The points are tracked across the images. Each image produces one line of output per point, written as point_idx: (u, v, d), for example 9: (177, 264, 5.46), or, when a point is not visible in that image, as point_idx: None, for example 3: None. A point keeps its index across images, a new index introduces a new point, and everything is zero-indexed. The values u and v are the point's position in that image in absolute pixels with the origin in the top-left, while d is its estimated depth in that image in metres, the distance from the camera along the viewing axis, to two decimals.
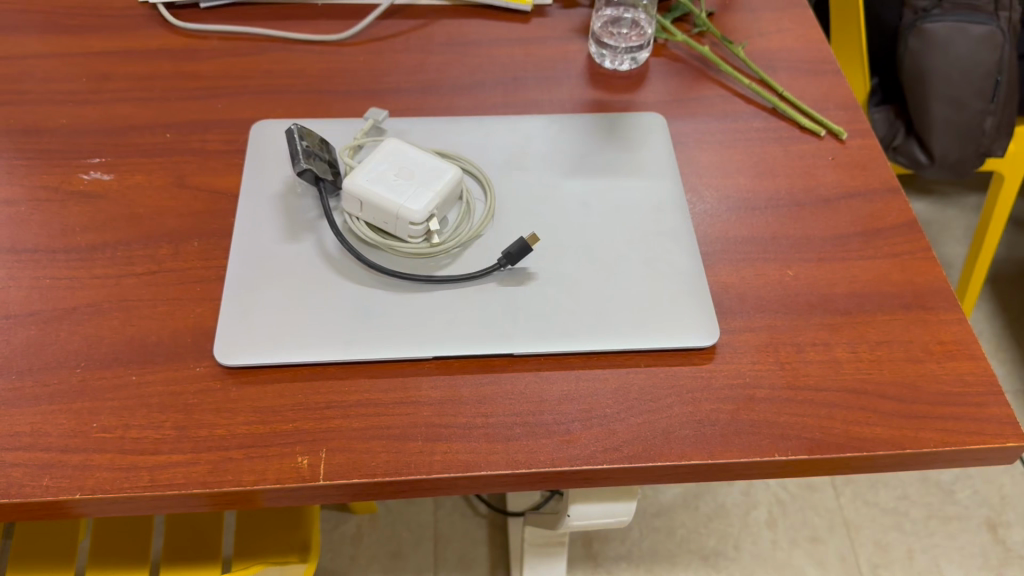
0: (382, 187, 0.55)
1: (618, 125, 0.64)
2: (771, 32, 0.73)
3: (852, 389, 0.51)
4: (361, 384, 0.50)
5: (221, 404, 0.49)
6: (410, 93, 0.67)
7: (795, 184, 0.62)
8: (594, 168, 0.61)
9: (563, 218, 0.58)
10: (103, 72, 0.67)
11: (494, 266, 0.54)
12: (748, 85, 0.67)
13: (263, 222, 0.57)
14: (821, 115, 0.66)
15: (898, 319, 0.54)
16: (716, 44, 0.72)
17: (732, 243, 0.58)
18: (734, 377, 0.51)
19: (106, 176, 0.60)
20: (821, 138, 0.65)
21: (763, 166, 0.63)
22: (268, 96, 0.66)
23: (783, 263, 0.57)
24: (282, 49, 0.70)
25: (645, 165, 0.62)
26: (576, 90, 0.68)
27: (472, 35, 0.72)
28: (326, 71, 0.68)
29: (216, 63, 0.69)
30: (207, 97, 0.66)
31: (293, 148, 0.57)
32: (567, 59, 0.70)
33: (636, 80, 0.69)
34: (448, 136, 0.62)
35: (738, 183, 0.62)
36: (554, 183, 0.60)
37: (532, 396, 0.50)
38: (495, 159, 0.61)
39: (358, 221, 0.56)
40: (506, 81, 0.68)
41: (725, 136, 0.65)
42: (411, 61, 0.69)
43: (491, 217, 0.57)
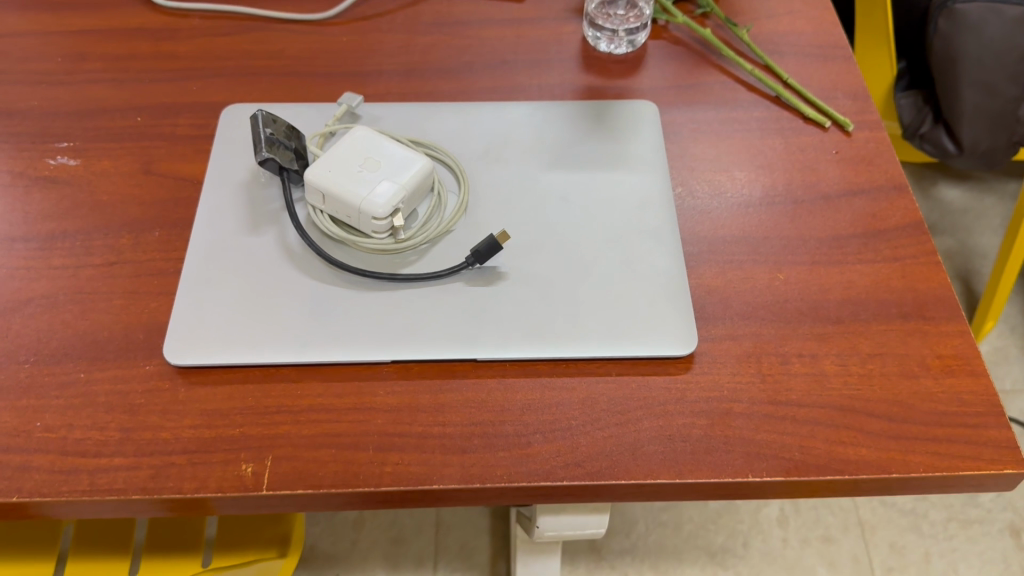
0: (346, 179, 0.52)
1: (608, 112, 0.60)
2: (781, 14, 0.68)
3: (838, 406, 0.47)
4: (314, 388, 0.48)
5: (168, 405, 0.47)
6: (391, 77, 0.64)
7: (793, 180, 0.58)
8: (578, 158, 0.57)
9: (540, 213, 0.54)
10: (79, 51, 0.65)
11: (462, 264, 0.51)
12: (750, 71, 0.63)
13: (225, 213, 0.54)
14: (827, 104, 0.62)
15: (894, 329, 0.50)
16: (720, 26, 0.67)
17: (720, 242, 0.54)
18: (711, 390, 0.48)
19: (72, 160, 0.58)
20: (826, 129, 0.61)
21: (761, 159, 0.59)
22: (245, 79, 0.64)
23: (774, 265, 0.53)
24: (263, 29, 0.67)
25: (632, 155, 0.57)
26: (567, 76, 0.64)
27: (462, 15, 0.68)
28: (307, 52, 0.65)
29: (195, 43, 0.66)
30: (182, 79, 0.63)
31: (255, 135, 0.53)
32: (561, 42, 0.67)
33: (632, 65, 0.65)
34: (426, 123, 0.59)
35: (733, 178, 0.58)
36: (534, 175, 0.56)
37: (494, 405, 0.47)
38: (472, 148, 0.57)
39: (321, 214, 0.53)
40: (494, 66, 0.65)
41: (722, 126, 0.61)
42: (397, 42, 0.66)
43: (463, 211, 0.54)
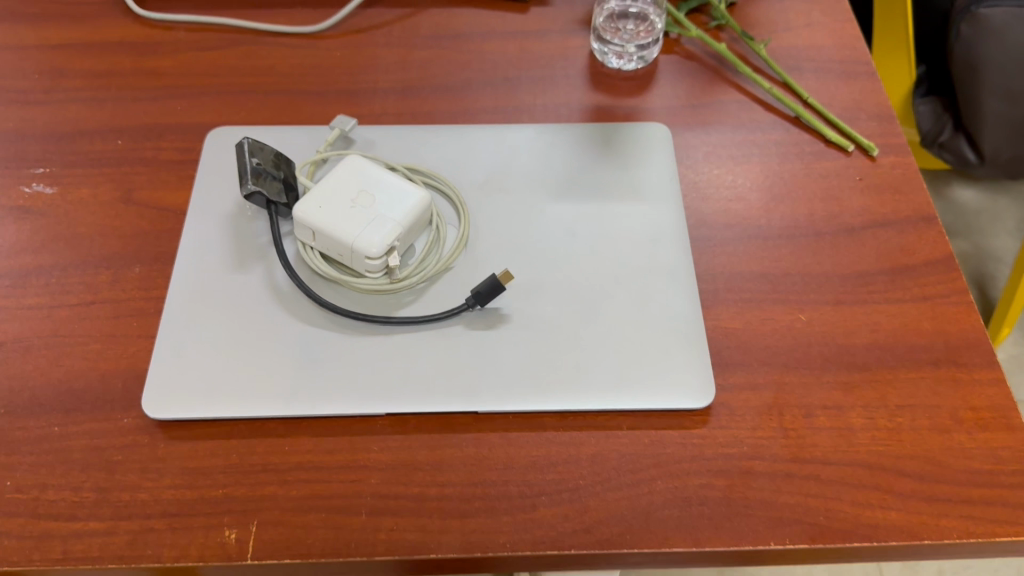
0: (337, 214, 0.48)
1: (617, 134, 0.57)
2: (800, 26, 0.65)
3: (865, 464, 0.44)
4: (304, 445, 0.44)
5: (147, 463, 0.44)
6: (387, 96, 0.60)
7: (815, 210, 0.54)
8: (585, 187, 0.54)
9: (545, 248, 0.51)
10: (57, 67, 0.62)
11: (462, 307, 0.48)
12: (768, 90, 0.59)
13: (209, 248, 0.51)
14: (849, 127, 0.58)
15: (924, 377, 0.47)
16: (735, 39, 0.64)
17: (738, 279, 0.51)
18: (730, 447, 0.44)
19: (48, 188, 0.55)
20: (849, 154, 0.57)
21: (780, 187, 0.56)
22: (232, 97, 0.60)
23: (795, 306, 0.50)
24: (253, 42, 0.63)
25: (643, 185, 0.54)
26: (573, 96, 0.61)
27: (463, 27, 0.65)
28: (298, 67, 0.62)
29: (179, 57, 0.62)
30: (166, 98, 0.60)
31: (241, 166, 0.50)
32: (567, 57, 0.63)
33: (642, 82, 0.62)
34: (424, 149, 0.55)
35: (750, 207, 0.54)
36: (538, 206, 0.53)
37: (496, 464, 0.44)
38: (473, 176, 0.54)
39: (311, 250, 0.49)
40: (497, 84, 0.61)
41: (738, 150, 0.57)
42: (394, 57, 0.63)
43: (463, 247, 0.50)
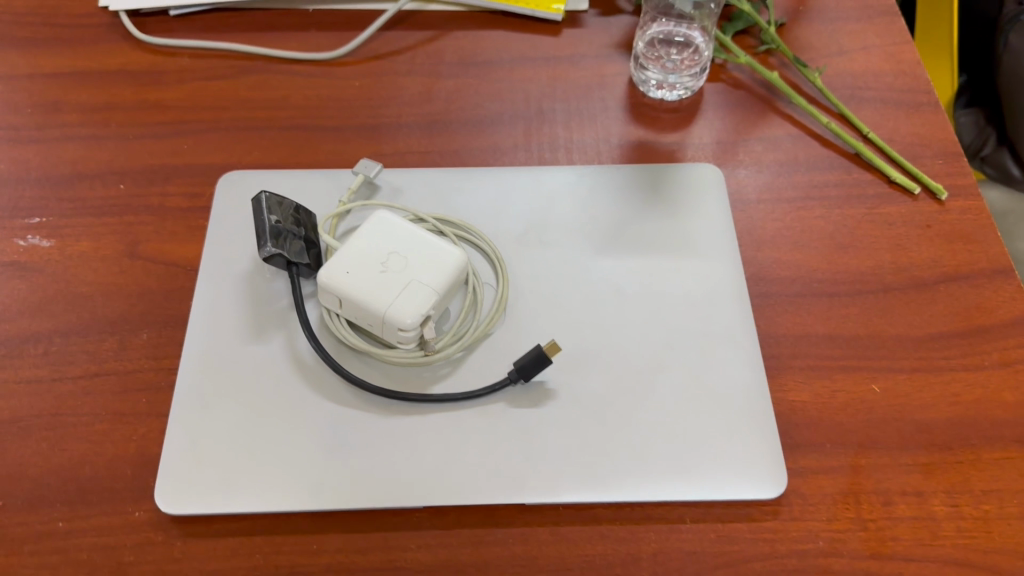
0: (366, 280, 0.44)
1: (665, 177, 0.52)
2: (854, 50, 0.60)
3: (953, 561, 0.40)
4: (335, 543, 0.40)
5: (163, 565, 0.40)
6: (412, 133, 0.56)
7: (881, 262, 0.50)
8: (633, 239, 0.49)
9: (592, 310, 0.46)
10: (51, 100, 0.57)
11: (504, 381, 0.44)
12: (826, 124, 0.55)
13: (224, 313, 0.46)
14: (914, 166, 0.54)
15: (1011, 457, 0.43)
16: (785, 65, 0.59)
17: (802, 344, 0.47)
18: (804, 542, 0.41)
19: (44, 241, 0.50)
20: (915, 196, 0.53)
21: (842, 234, 0.51)
22: (243, 134, 0.55)
23: (866, 375, 0.46)
24: (264, 70, 0.59)
25: (697, 236, 0.49)
26: (612, 129, 0.56)
27: (490, 52, 0.60)
28: (314, 99, 0.57)
29: (185, 88, 0.58)
30: (172, 135, 0.55)
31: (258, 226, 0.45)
32: (604, 85, 0.58)
33: (687, 114, 0.57)
34: (456, 195, 0.51)
35: (811, 259, 0.50)
36: (583, 262, 0.48)
37: (549, 564, 0.40)
38: (510, 227, 0.49)
39: (337, 318, 0.45)
40: (530, 117, 0.57)
41: (795, 192, 0.53)
42: (417, 87, 0.58)
43: (502, 311, 0.46)
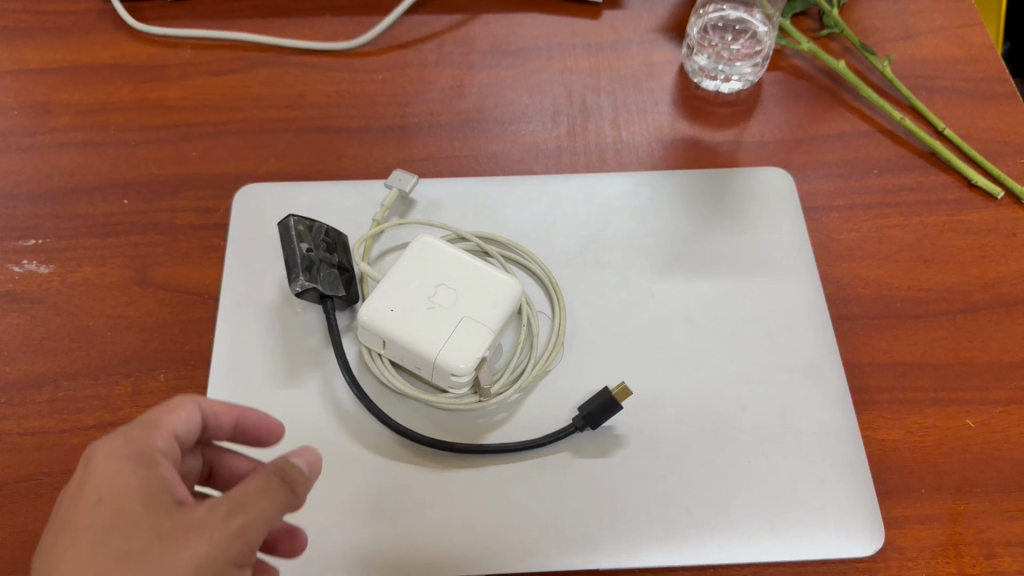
0: (414, 320, 0.39)
1: (728, 188, 0.48)
2: (923, 33, 0.55)
3: None
4: None
5: None
6: (445, 134, 0.50)
7: (966, 278, 0.46)
8: (699, 261, 0.45)
9: (660, 343, 0.42)
10: (41, 100, 0.51)
11: (567, 429, 0.39)
12: (901, 121, 0.50)
13: (252, 353, 0.42)
14: (996, 166, 0.49)
15: None
16: (849, 52, 0.54)
17: (887, 374, 0.43)
18: None
19: (42, 266, 0.45)
20: (997, 200, 0.48)
21: (922, 246, 0.47)
22: (257, 137, 0.50)
23: (959, 409, 0.42)
24: (277, 64, 0.53)
25: (768, 256, 0.45)
26: (663, 126, 0.51)
27: (525, 40, 0.55)
28: (334, 97, 0.52)
29: (190, 85, 0.52)
30: (178, 140, 0.50)
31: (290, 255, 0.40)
32: (651, 75, 0.53)
33: (743, 108, 0.52)
34: (501, 210, 0.46)
35: (890, 275, 0.46)
36: (646, 287, 0.44)
37: None
38: (563, 248, 0.45)
39: (379, 359, 0.40)
40: (572, 113, 0.52)
41: (867, 198, 0.48)
42: (447, 81, 0.53)
43: (561, 347, 0.41)
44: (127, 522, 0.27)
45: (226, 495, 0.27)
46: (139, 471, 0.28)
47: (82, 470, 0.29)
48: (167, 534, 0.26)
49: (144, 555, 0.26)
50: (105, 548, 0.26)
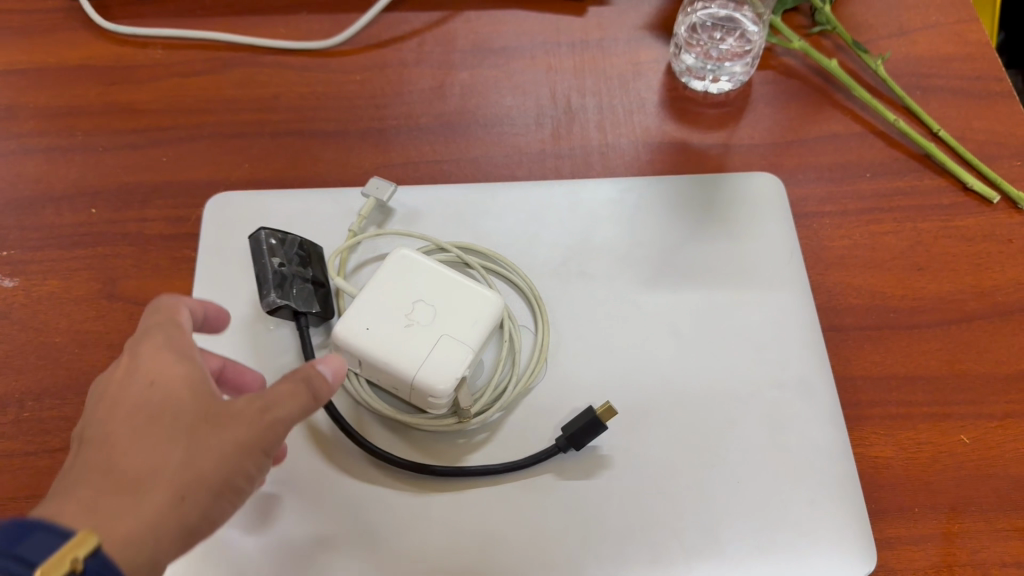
0: (391, 337, 0.37)
1: (717, 195, 0.46)
2: (917, 29, 0.53)
3: None
4: None
5: None
6: (425, 138, 0.49)
7: (961, 286, 0.44)
8: (687, 271, 0.43)
9: (646, 358, 0.41)
10: (6, 104, 0.49)
11: (550, 450, 0.37)
12: (895, 122, 0.49)
13: None
14: (992, 169, 0.48)
15: None
16: (841, 50, 0.53)
17: (879, 388, 0.41)
18: None
19: (6, 280, 0.43)
20: (993, 204, 0.47)
21: (916, 253, 0.45)
22: (230, 142, 0.48)
23: (953, 424, 0.40)
24: (251, 64, 0.51)
25: (757, 265, 0.44)
26: (650, 128, 0.50)
27: (508, 38, 0.53)
28: (310, 99, 0.50)
29: (160, 87, 0.50)
30: (148, 146, 0.48)
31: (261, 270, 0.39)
32: (638, 75, 0.52)
33: (732, 110, 0.51)
34: (482, 219, 0.45)
35: (883, 284, 0.44)
36: (631, 300, 0.42)
37: None
38: (546, 260, 0.44)
39: (356, 379, 0.39)
40: (556, 115, 0.50)
41: (860, 202, 0.47)
42: (427, 82, 0.51)
43: (543, 363, 0.40)
44: (181, 394, 0.28)
45: (262, 391, 0.29)
46: (190, 356, 0.29)
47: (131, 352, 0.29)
48: (216, 413, 0.28)
49: (198, 428, 0.27)
50: (156, 416, 0.27)
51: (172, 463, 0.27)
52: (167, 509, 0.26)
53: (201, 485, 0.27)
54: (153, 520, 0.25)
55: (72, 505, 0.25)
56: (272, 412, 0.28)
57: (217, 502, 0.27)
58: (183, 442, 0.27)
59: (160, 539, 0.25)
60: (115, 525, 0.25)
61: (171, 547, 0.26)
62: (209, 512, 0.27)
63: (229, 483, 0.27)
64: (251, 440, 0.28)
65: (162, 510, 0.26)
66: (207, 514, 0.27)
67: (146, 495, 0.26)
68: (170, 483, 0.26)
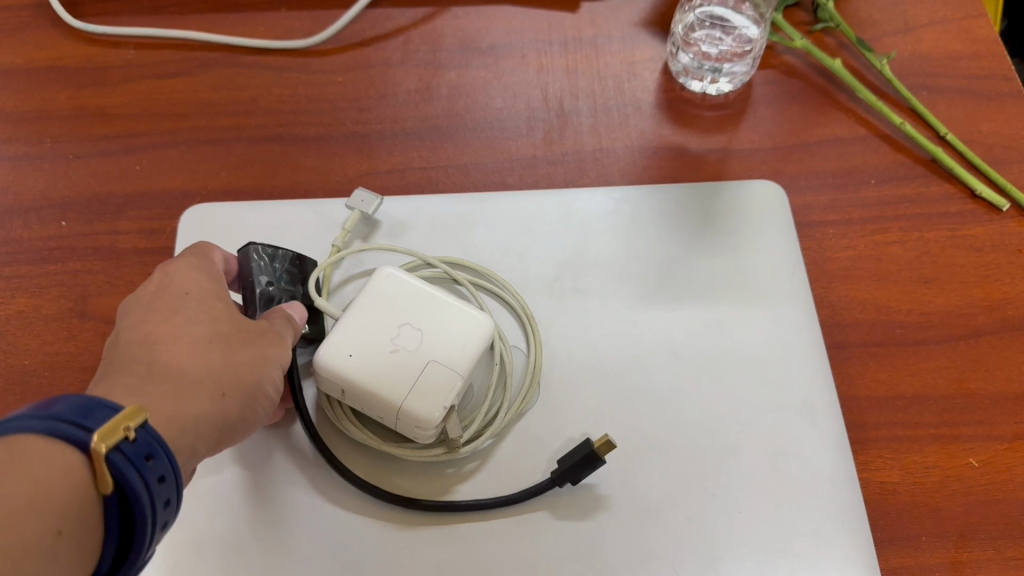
0: (375, 363, 0.35)
1: (716, 204, 0.44)
2: (922, 26, 0.51)
3: None
4: None
5: None
6: (411, 143, 0.47)
7: (970, 299, 0.43)
8: (684, 287, 0.42)
9: (643, 381, 0.39)
10: None
11: (544, 485, 0.35)
12: (900, 125, 0.47)
13: None
14: (1001, 174, 0.46)
15: None
16: (844, 47, 0.51)
17: (886, 409, 0.40)
18: None
19: None
20: (1003, 212, 0.45)
21: (922, 264, 0.44)
22: (207, 148, 0.46)
23: (962, 445, 0.39)
24: (228, 64, 0.49)
25: (759, 280, 0.42)
26: (646, 131, 0.48)
27: (498, 35, 0.51)
28: (291, 102, 0.48)
29: (134, 90, 0.48)
30: (120, 153, 0.46)
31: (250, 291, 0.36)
32: (633, 75, 0.50)
33: (732, 112, 0.49)
34: (472, 233, 0.43)
35: (888, 297, 0.43)
36: (627, 319, 0.41)
37: None
38: (539, 276, 0.42)
39: (340, 407, 0.37)
40: (548, 118, 0.48)
41: (864, 210, 0.45)
42: (413, 83, 0.49)
43: (536, 385, 0.38)
44: (211, 310, 0.32)
45: (268, 317, 0.34)
46: (214, 278, 0.33)
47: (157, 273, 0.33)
48: (248, 334, 0.32)
49: (229, 342, 0.31)
50: (195, 324, 0.31)
51: (212, 366, 0.30)
52: (212, 402, 0.29)
53: (236, 384, 0.30)
54: (196, 407, 0.29)
55: (123, 389, 0.28)
56: (285, 333, 0.34)
57: (251, 405, 0.31)
58: (216, 347, 0.31)
59: (200, 427, 0.29)
60: (164, 408, 0.28)
61: (207, 439, 0.29)
62: (243, 410, 0.31)
63: (258, 385, 0.31)
64: (276, 350, 0.33)
65: (203, 403, 0.29)
66: (242, 414, 0.31)
67: (194, 389, 0.29)
68: (210, 378, 0.30)
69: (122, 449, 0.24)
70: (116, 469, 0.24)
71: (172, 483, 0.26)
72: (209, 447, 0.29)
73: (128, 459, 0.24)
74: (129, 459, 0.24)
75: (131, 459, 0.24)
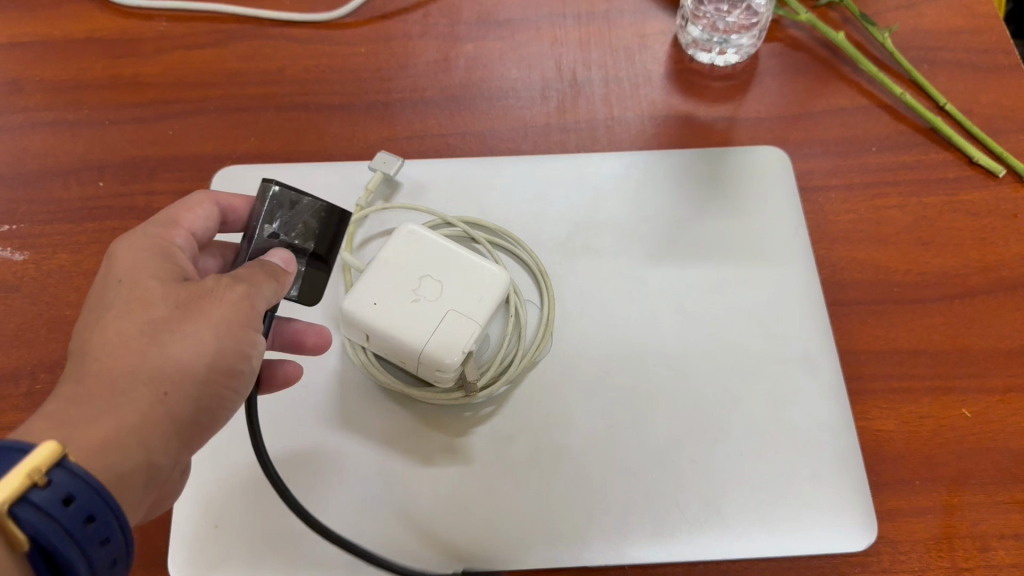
0: (398, 311, 0.37)
1: (722, 170, 0.46)
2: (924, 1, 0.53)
3: None
4: None
5: None
6: (430, 111, 0.49)
7: (965, 261, 0.44)
8: (691, 246, 0.44)
9: (651, 333, 0.41)
10: (14, 78, 0.49)
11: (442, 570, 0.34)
12: (901, 96, 0.49)
13: None
14: (997, 143, 0.48)
15: None
16: (848, 21, 0.53)
17: (883, 363, 0.42)
18: None
19: (16, 253, 0.44)
20: (999, 178, 0.47)
21: (920, 228, 0.45)
22: (236, 115, 0.48)
23: (956, 397, 0.41)
24: (256, 37, 0.51)
25: (763, 240, 0.44)
26: (656, 101, 0.50)
27: (514, 10, 0.53)
28: (316, 72, 0.50)
29: (167, 60, 0.50)
30: (155, 119, 0.48)
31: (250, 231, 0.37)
32: (643, 48, 0.51)
33: (739, 83, 0.51)
34: (489, 195, 0.45)
35: (887, 259, 0.45)
36: (636, 276, 0.43)
37: None
38: (553, 234, 0.44)
39: (365, 354, 0.39)
40: (562, 88, 0.50)
41: (865, 177, 0.47)
42: (433, 55, 0.51)
43: (548, 337, 0.40)
44: (144, 298, 0.30)
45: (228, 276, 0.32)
46: (161, 260, 0.32)
47: (104, 262, 0.32)
48: (188, 310, 0.30)
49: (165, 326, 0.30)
50: (129, 317, 0.30)
51: (146, 361, 0.29)
52: (152, 401, 0.28)
53: (177, 373, 0.29)
54: (131, 418, 0.28)
55: (50, 411, 0.27)
56: (237, 292, 0.32)
57: (207, 386, 0.30)
58: (150, 338, 0.29)
59: (144, 433, 0.28)
60: (93, 428, 0.27)
61: (158, 441, 0.29)
62: (198, 397, 0.30)
63: (211, 364, 0.30)
64: (226, 319, 0.31)
65: (142, 410, 0.28)
66: (198, 399, 0.30)
67: (130, 392, 0.28)
68: (145, 380, 0.29)
69: (31, 504, 0.24)
70: (28, 526, 0.23)
71: (107, 520, 0.25)
72: (166, 449, 0.29)
73: (42, 509, 0.24)
74: (43, 514, 0.24)
75: (46, 511, 0.24)
